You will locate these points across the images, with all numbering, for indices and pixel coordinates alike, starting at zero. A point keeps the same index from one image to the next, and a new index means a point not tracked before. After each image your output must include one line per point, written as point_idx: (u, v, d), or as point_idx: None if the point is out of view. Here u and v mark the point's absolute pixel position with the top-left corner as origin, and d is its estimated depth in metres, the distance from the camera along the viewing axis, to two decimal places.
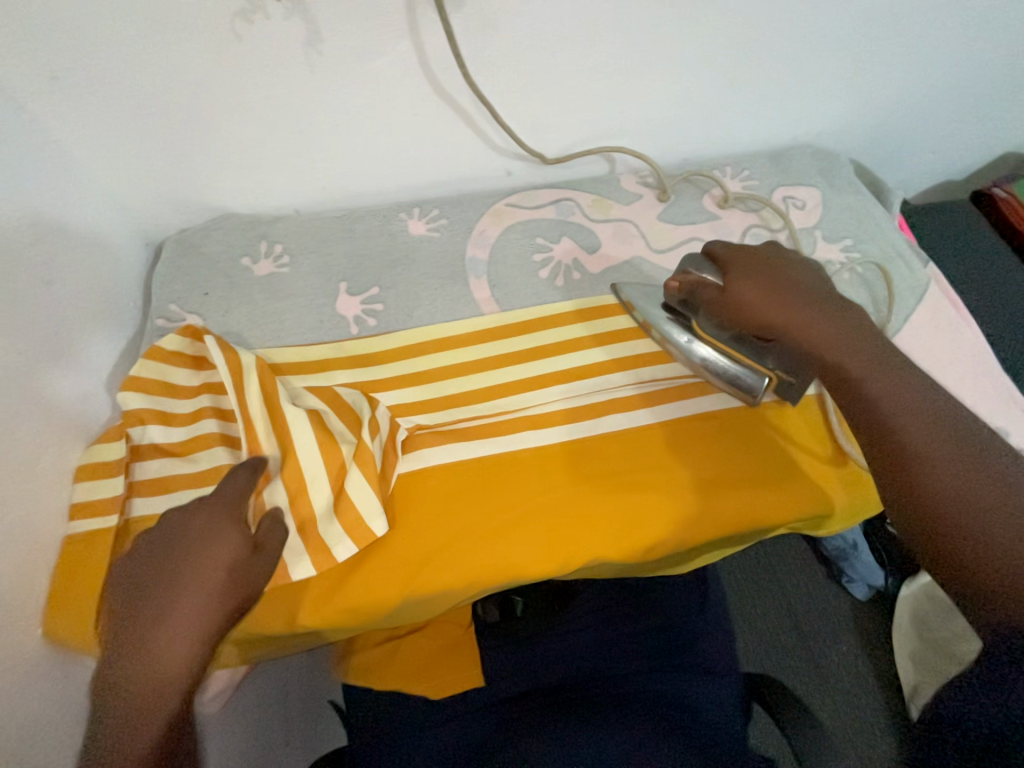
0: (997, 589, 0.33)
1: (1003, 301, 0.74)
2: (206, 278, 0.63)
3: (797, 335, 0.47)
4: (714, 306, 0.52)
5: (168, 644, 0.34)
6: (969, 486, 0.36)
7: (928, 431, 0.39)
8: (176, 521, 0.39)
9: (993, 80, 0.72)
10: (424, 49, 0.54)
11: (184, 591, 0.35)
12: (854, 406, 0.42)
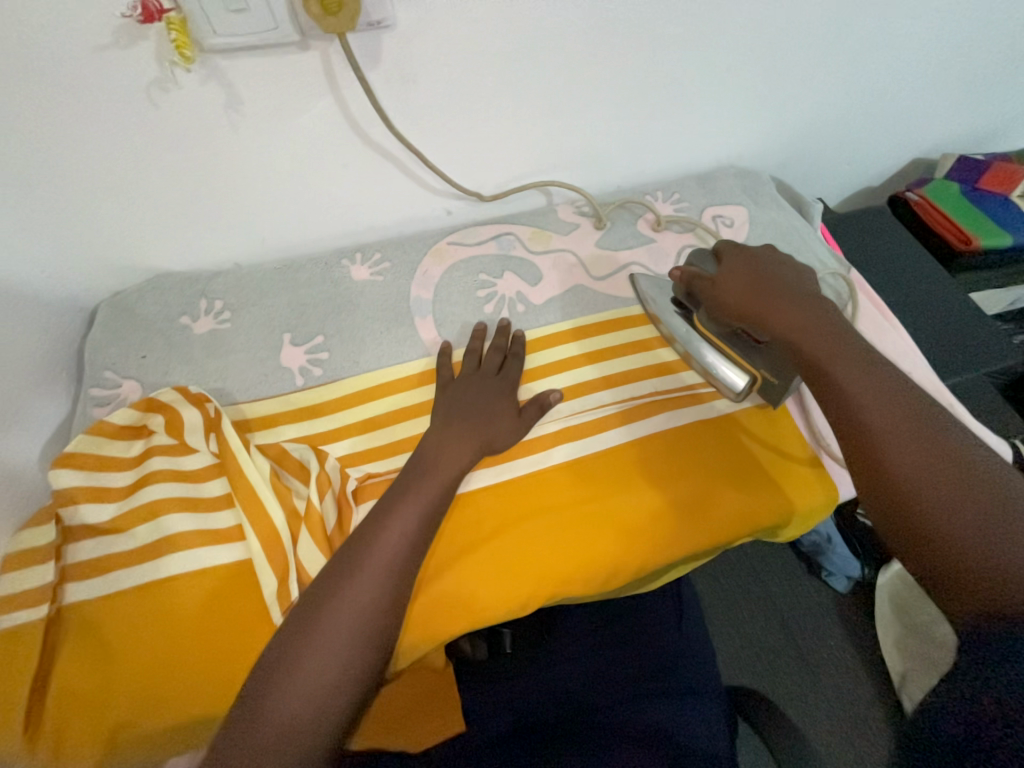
0: (990, 577, 0.33)
1: (927, 295, 0.78)
2: (142, 341, 0.62)
3: (776, 331, 0.50)
4: (707, 298, 0.56)
5: (460, 445, 0.53)
6: (939, 478, 0.37)
7: (896, 422, 0.40)
8: (484, 385, 0.58)
9: (888, 98, 0.78)
10: (347, 104, 0.55)
11: (479, 433, 0.54)
12: (828, 402, 0.45)
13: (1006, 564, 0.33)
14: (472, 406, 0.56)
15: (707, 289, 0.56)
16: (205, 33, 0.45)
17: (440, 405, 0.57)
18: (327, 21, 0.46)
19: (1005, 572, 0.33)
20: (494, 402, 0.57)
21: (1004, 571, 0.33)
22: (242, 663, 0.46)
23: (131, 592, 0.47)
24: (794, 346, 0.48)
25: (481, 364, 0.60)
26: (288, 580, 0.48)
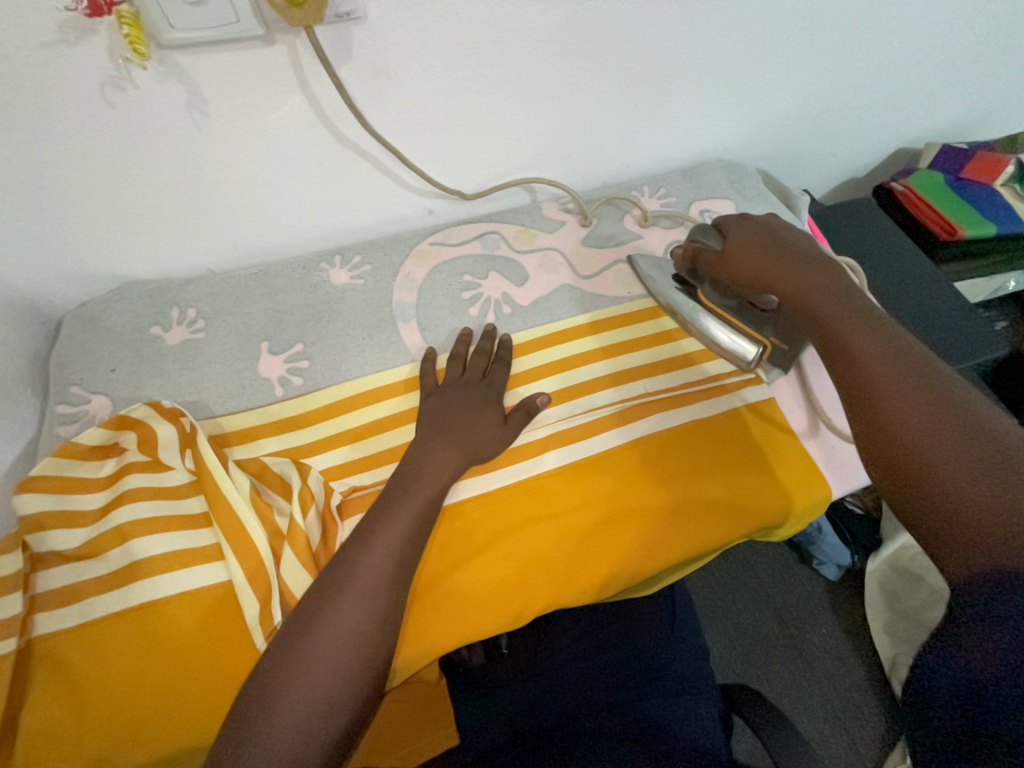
0: (984, 520, 0.33)
1: (914, 285, 0.78)
2: (111, 353, 0.59)
3: (786, 294, 0.51)
4: (715, 270, 0.57)
5: (444, 455, 0.51)
6: (934, 423, 0.38)
7: (898, 377, 0.41)
8: (466, 390, 0.56)
9: (873, 88, 0.77)
10: (318, 102, 0.52)
11: (464, 433, 0.53)
12: (831, 356, 0.46)
13: (1001, 511, 0.33)
14: (454, 412, 0.54)
15: (714, 260, 0.57)
16: (162, 29, 0.42)
17: (426, 407, 0.55)
18: (293, 14, 0.43)
19: (999, 517, 0.33)
20: (477, 408, 0.55)
21: (998, 516, 0.33)
22: (226, 689, 0.44)
23: (107, 620, 0.45)
24: (802, 306, 0.50)
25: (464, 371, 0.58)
26: (271, 601, 0.46)
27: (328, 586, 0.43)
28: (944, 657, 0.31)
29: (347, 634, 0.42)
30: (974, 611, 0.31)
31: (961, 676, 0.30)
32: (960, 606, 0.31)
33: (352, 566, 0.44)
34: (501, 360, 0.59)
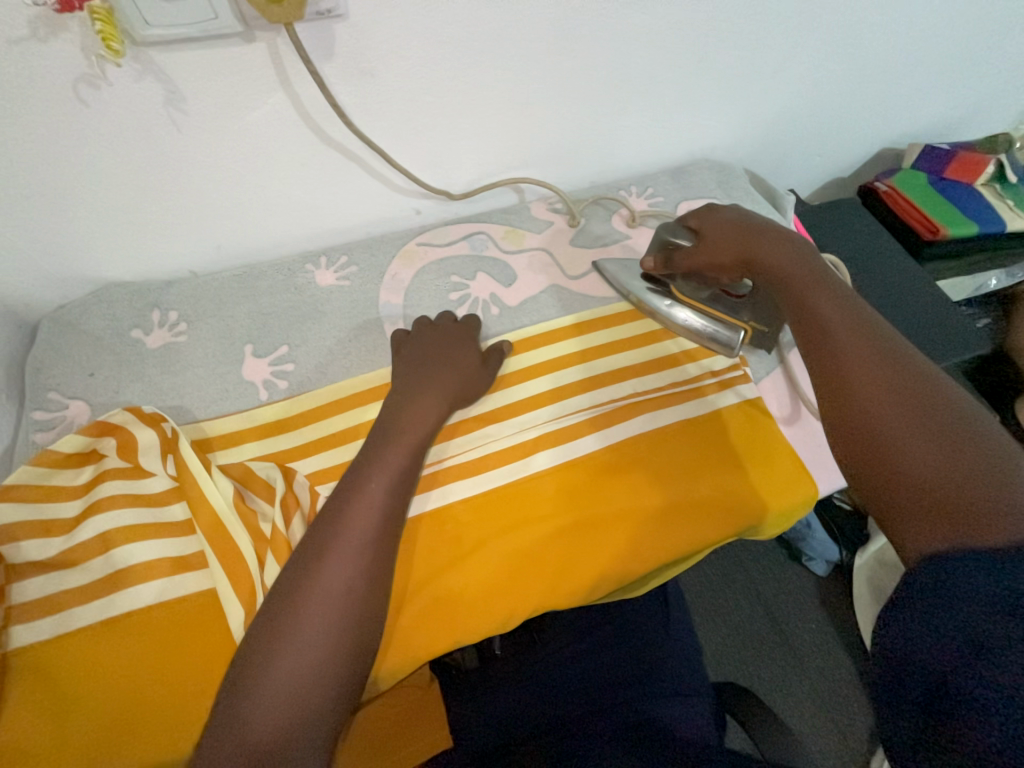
0: (940, 495, 0.36)
1: (898, 283, 0.79)
2: (90, 357, 0.58)
3: (769, 269, 0.53)
4: (693, 260, 0.59)
5: (428, 401, 0.53)
6: (897, 401, 0.41)
7: (870, 358, 0.44)
8: (436, 340, 0.58)
9: (856, 88, 0.78)
10: (300, 100, 0.52)
11: (441, 384, 0.54)
12: (806, 334, 0.48)
13: (953, 486, 0.36)
14: (432, 362, 0.56)
15: (690, 253, 0.59)
16: (138, 25, 0.41)
17: (399, 373, 0.56)
18: (272, 11, 0.42)
19: (952, 493, 0.36)
20: (455, 361, 0.57)
21: (950, 492, 0.36)
22: (210, 698, 0.43)
23: (86, 630, 0.44)
24: (782, 284, 0.52)
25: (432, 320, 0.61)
26: (255, 608, 0.45)
27: (297, 593, 0.41)
28: (903, 642, 0.33)
29: (312, 658, 0.39)
30: (926, 595, 0.33)
31: (918, 657, 0.32)
32: (914, 590, 0.34)
33: (312, 577, 0.42)
34: (474, 336, 0.60)
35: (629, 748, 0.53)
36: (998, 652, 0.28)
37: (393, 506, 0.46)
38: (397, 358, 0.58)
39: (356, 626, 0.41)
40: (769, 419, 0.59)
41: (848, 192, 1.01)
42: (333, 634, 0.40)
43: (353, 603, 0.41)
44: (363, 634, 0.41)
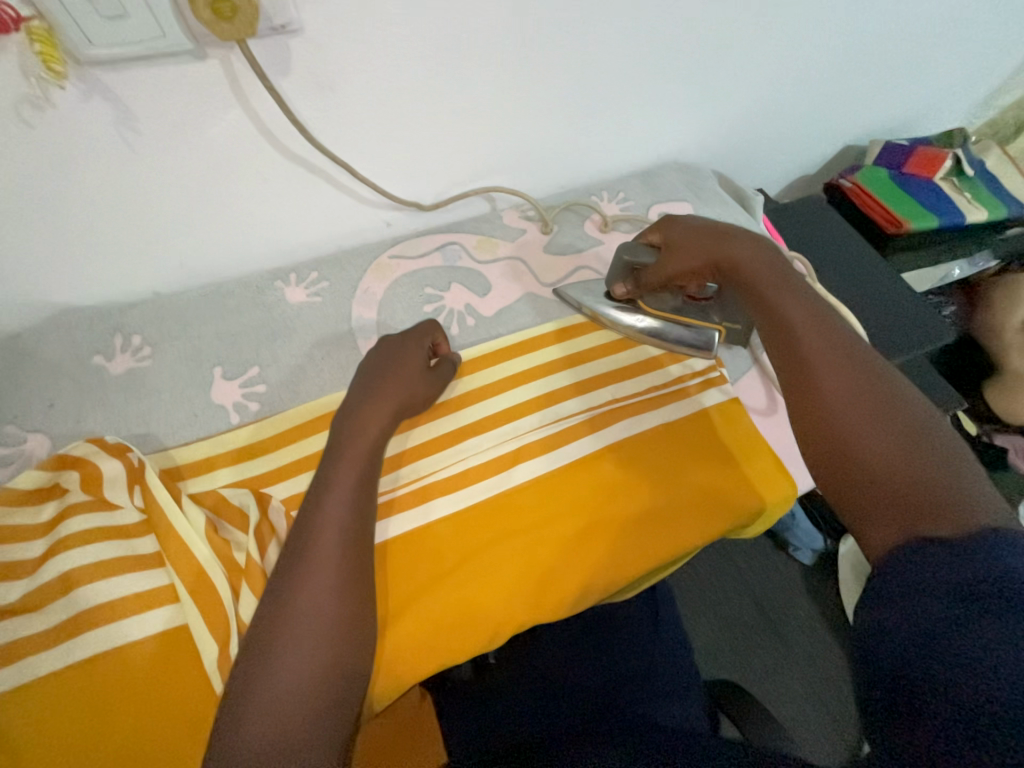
0: (902, 489, 0.38)
1: (866, 277, 0.81)
2: (49, 386, 0.55)
3: (737, 269, 0.54)
4: (663, 275, 0.59)
5: (375, 408, 0.51)
6: (859, 401, 0.42)
7: (835, 358, 0.45)
8: (385, 349, 0.56)
9: (816, 89, 0.80)
10: (259, 115, 0.50)
11: (390, 391, 0.52)
12: (773, 334, 0.50)
13: (913, 481, 0.38)
14: (381, 371, 0.53)
15: (657, 267, 0.59)
16: (80, 44, 0.40)
17: (354, 384, 0.54)
18: (221, 28, 0.41)
19: (912, 487, 0.37)
20: (398, 369, 0.54)
21: (911, 486, 0.37)
22: (186, 738, 0.42)
23: (51, 676, 0.42)
24: (751, 285, 0.53)
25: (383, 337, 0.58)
26: (230, 643, 0.44)
27: (273, 619, 0.41)
28: (868, 636, 0.33)
29: (292, 683, 0.39)
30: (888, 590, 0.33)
31: (881, 648, 0.32)
32: (879, 587, 0.34)
33: (286, 601, 0.42)
34: (424, 338, 0.57)
35: (630, 742, 0.54)
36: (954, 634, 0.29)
37: (363, 526, 0.46)
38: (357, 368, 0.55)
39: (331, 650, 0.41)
40: (747, 418, 0.59)
41: (814, 189, 1.03)
42: (310, 658, 0.40)
43: (330, 625, 0.41)
44: (338, 659, 0.41)
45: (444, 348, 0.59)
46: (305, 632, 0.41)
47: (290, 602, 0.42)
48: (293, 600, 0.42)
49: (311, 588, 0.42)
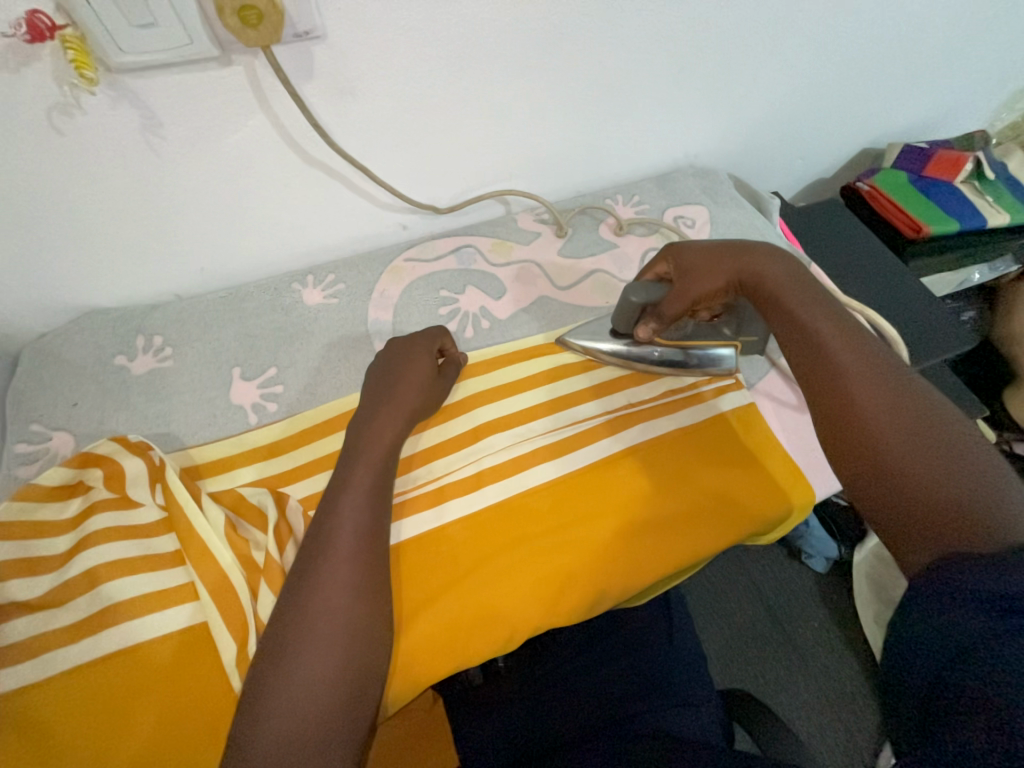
0: (946, 505, 0.37)
1: (884, 281, 0.80)
2: (73, 387, 0.56)
3: (761, 284, 0.52)
4: (687, 303, 0.54)
5: (387, 415, 0.51)
6: (893, 416, 0.42)
7: (864, 371, 0.45)
8: (392, 354, 0.56)
9: (833, 93, 0.79)
10: (281, 121, 0.51)
11: (400, 396, 0.53)
12: (799, 346, 0.48)
13: (956, 495, 0.37)
14: (391, 378, 0.54)
15: (679, 296, 0.54)
16: (111, 52, 0.41)
17: (364, 389, 0.54)
18: (248, 35, 0.42)
19: (956, 502, 0.37)
20: (408, 373, 0.54)
21: (955, 501, 0.37)
22: (206, 734, 0.42)
23: (75, 671, 0.43)
24: (772, 298, 0.51)
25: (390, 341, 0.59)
26: (249, 642, 0.44)
27: (291, 619, 0.42)
28: (896, 640, 0.34)
29: (313, 681, 0.39)
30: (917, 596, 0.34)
31: (907, 652, 0.33)
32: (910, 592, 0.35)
33: (304, 602, 0.42)
34: (433, 342, 0.57)
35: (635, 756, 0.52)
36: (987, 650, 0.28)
37: (377, 528, 0.46)
38: (369, 372, 0.56)
39: (349, 652, 0.41)
40: (764, 423, 0.59)
41: (831, 193, 1.02)
42: (330, 658, 0.40)
43: (348, 626, 0.41)
44: (358, 661, 0.41)
45: (451, 350, 0.59)
46: (323, 632, 0.41)
47: (309, 604, 0.42)
48: (312, 600, 0.42)
49: (329, 587, 0.42)
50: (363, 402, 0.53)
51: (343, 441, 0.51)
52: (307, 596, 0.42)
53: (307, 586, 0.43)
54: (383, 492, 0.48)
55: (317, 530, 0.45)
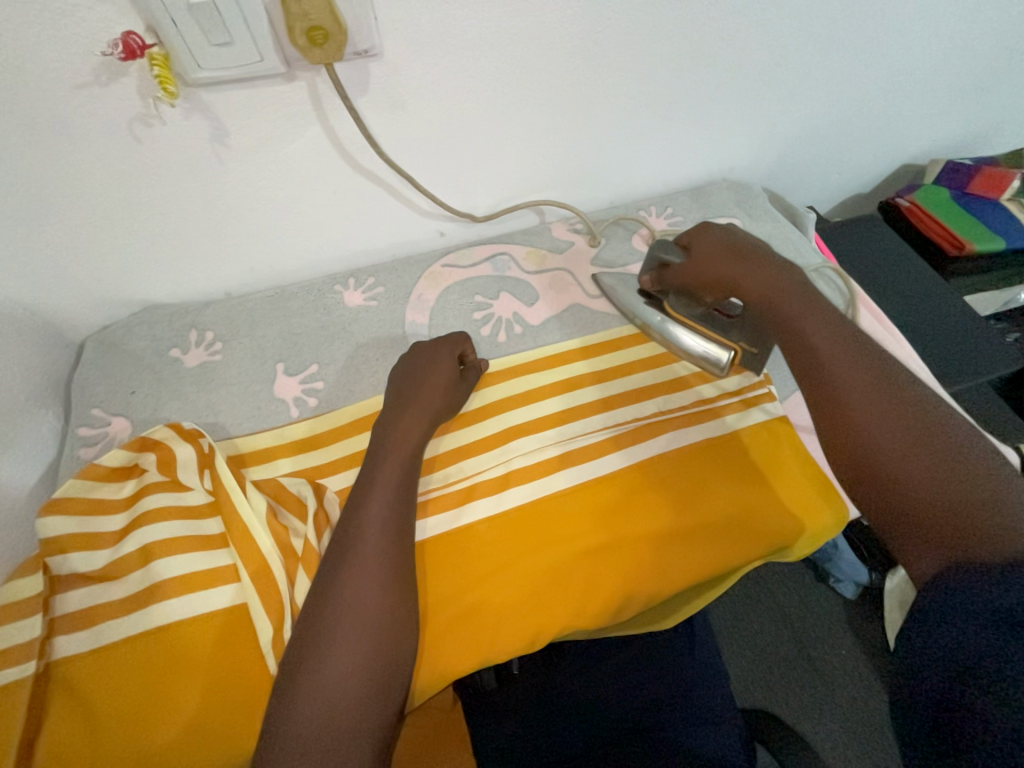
0: (948, 517, 0.36)
1: (924, 300, 0.78)
2: (131, 376, 0.60)
3: (752, 292, 0.53)
4: (683, 280, 0.59)
5: (412, 418, 0.53)
6: (891, 426, 0.41)
7: (861, 382, 0.44)
8: (414, 357, 0.58)
9: (873, 110, 0.79)
10: (336, 132, 0.54)
11: (423, 398, 0.54)
12: (797, 357, 0.49)
13: (958, 508, 0.36)
14: (414, 379, 0.56)
15: (679, 269, 0.59)
16: (190, 68, 0.44)
17: (390, 389, 0.57)
18: (313, 53, 0.45)
19: (958, 515, 0.35)
20: (432, 377, 0.56)
21: (957, 514, 0.36)
22: (240, 712, 0.44)
23: (124, 642, 0.45)
24: (769, 308, 0.52)
25: (415, 343, 0.62)
26: (284, 625, 0.46)
27: (322, 609, 0.43)
28: (915, 651, 0.32)
29: (342, 670, 0.41)
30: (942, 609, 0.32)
31: (922, 674, 0.31)
32: (918, 614, 0.33)
33: (334, 592, 0.44)
34: (455, 346, 0.59)
35: None
36: (991, 664, 0.28)
37: (403, 524, 0.48)
38: (392, 372, 0.58)
39: (376, 644, 0.42)
40: (798, 438, 0.58)
41: (868, 208, 1.01)
42: (358, 647, 0.42)
43: (376, 618, 0.43)
44: (386, 654, 0.42)
45: (472, 355, 0.61)
46: (351, 623, 0.42)
47: (337, 595, 0.44)
48: (341, 590, 0.44)
49: (357, 579, 0.44)
50: (387, 402, 0.55)
51: (370, 437, 0.53)
52: (336, 587, 0.44)
53: (338, 577, 0.44)
54: (408, 489, 0.50)
55: (346, 523, 0.47)
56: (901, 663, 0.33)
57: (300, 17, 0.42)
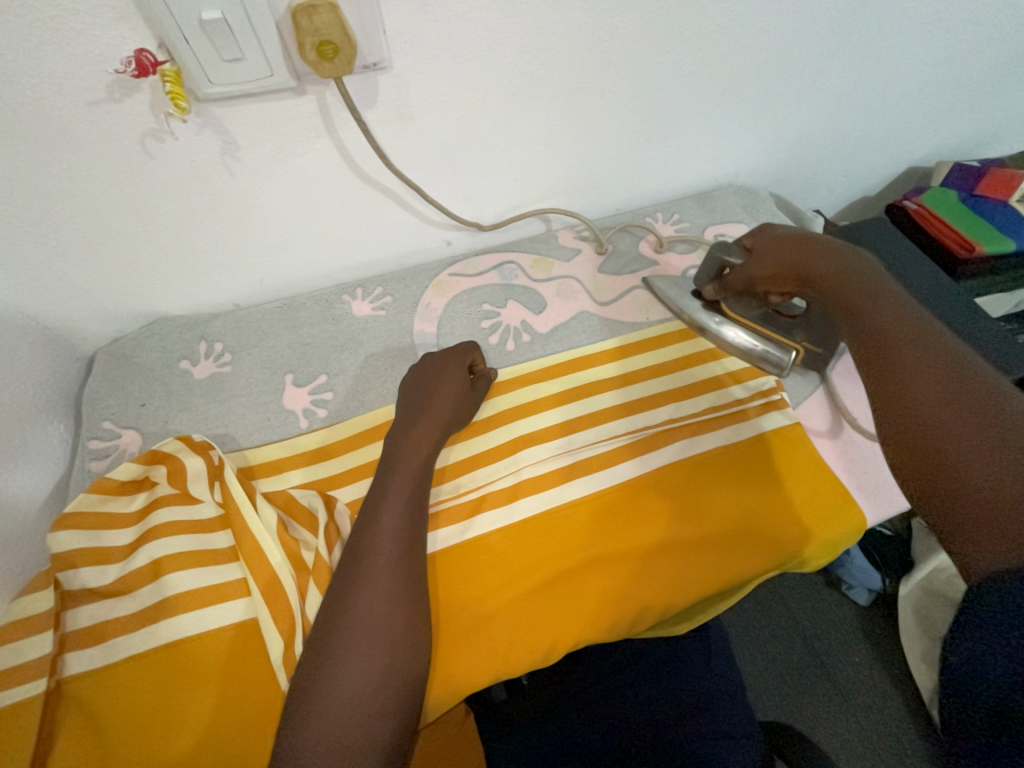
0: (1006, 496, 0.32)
1: (937, 300, 0.77)
2: (141, 388, 0.60)
3: (822, 281, 0.51)
4: (746, 282, 0.58)
5: (426, 428, 0.53)
6: (957, 412, 0.37)
7: (924, 360, 0.41)
8: (425, 366, 0.58)
9: (879, 113, 0.79)
10: (344, 145, 0.55)
11: (433, 406, 0.54)
12: (860, 338, 0.46)
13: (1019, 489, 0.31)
14: (428, 388, 0.56)
15: (742, 269, 0.58)
16: (201, 83, 0.44)
17: (402, 395, 0.57)
18: (324, 67, 0.45)
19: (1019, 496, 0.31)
20: (442, 387, 0.56)
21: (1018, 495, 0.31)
22: (251, 724, 0.44)
23: (136, 658, 0.45)
24: (834, 294, 0.50)
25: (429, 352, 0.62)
26: (296, 640, 0.46)
27: (332, 625, 0.43)
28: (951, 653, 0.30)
29: (353, 683, 0.40)
30: (1020, 608, 0.28)
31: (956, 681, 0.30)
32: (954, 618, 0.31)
33: (345, 605, 0.43)
34: (464, 356, 0.59)
35: None
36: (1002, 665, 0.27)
37: (414, 534, 0.47)
38: (404, 377, 0.59)
39: (387, 659, 0.41)
40: (811, 445, 0.57)
41: (874, 212, 1.01)
42: (369, 661, 0.41)
43: (382, 632, 0.42)
44: (397, 670, 0.41)
45: (481, 364, 0.61)
46: (360, 635, 0.42)
47: (349, 607, 0.43)
48: (352, 602, 0.43)
49: (368, 592, 0.43)
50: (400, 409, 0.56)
51: (384, 445, 0.53)
52: (349, 599, 0.43)
53: (350, 591, 0.44)
54: (421, 499, 0.50)
55: (359, 534, 0.47)
56: (961, 649, 0.30)
57: (311, 32, 0.42)
